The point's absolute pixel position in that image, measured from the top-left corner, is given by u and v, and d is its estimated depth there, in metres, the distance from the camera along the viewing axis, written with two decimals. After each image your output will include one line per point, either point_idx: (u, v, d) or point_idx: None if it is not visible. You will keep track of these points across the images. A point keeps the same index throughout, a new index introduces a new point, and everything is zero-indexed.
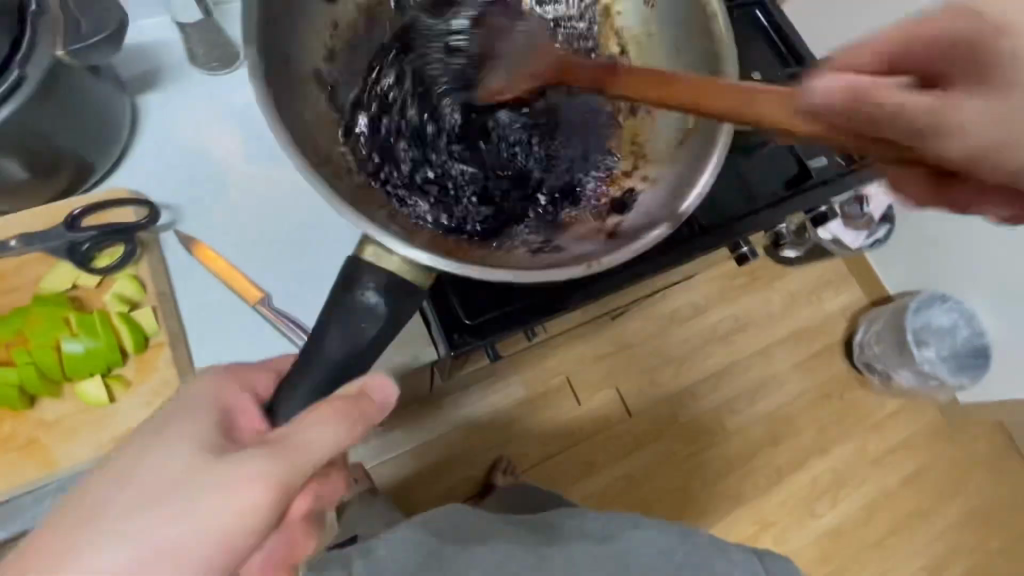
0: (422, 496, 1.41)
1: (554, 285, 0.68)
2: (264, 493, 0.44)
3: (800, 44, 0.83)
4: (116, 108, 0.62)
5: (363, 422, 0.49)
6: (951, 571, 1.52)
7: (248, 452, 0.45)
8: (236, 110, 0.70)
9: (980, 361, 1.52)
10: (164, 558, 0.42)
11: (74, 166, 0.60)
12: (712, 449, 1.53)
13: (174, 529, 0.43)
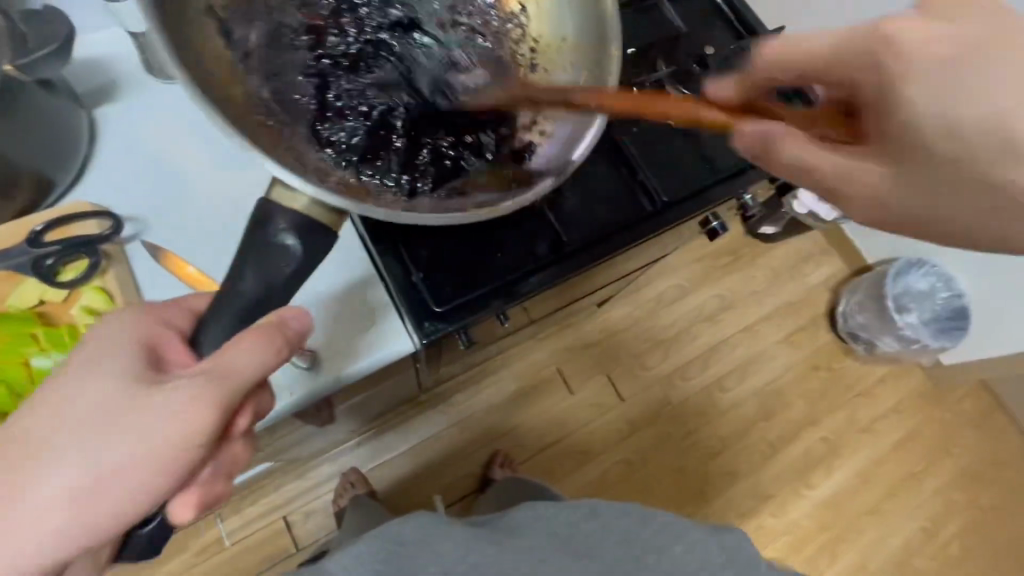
0: (419, 498, 1.40)
1: (521, 268, 0.68)
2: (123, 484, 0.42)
3: (751, 19, 0.84)
4: (71, 122, 0.62)
5: (288, 344, 0.48)
6: (948, 529, 1.54)
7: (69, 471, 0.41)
8: (195, 117, 0.70)
9: (960, 323, 1.56)
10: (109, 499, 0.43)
11: (32, 182, 0.60)
12: (706, 427, 1.55)
13: (105, 472, 0.42)
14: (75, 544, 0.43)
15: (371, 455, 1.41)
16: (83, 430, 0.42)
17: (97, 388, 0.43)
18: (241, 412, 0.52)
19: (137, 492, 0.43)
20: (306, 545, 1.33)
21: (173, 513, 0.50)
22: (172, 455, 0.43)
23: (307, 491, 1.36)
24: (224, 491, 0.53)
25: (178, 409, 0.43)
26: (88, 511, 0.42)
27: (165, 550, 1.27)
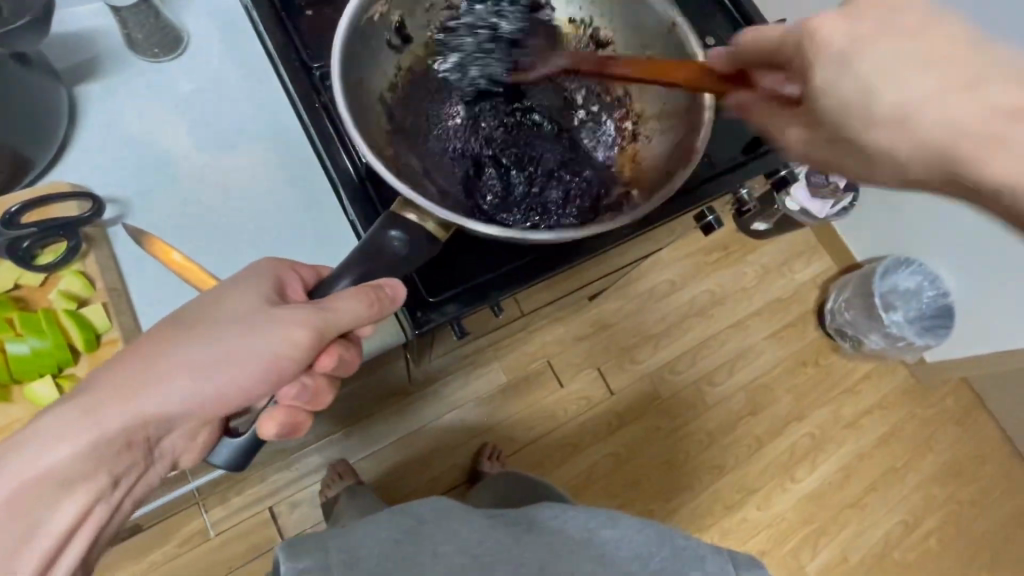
0: (406, 490, 1.40)
1: (516, 260, 0.67)
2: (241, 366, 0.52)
3: (750, 8, 0.83)
4: (51, 99, 0.59)
5: (380, 304, 0.54)
6: (927, 523, 1.57)
7: (211, 345, 0.52)
8: (182, 97, 0.68)
9: (944, 322, 1.58)
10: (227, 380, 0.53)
11: (8, 162, 0.57)
12: (694, 420, 1.56)
13: (232, 359, 0.52)
14: (178, 415, 0.51)
15: (358, 446, 1.40)
16: (228, 324, 0.53)
17: (238, 298, 0.54)
18: (325, 351, 0.57)
19: (237, 382, 0.53)
20: (292, 536, 1.32)
21: (260, 424, 0.55)
22: (273, 358, 0.53)
23: (293, 482, 1.35)
24: (303, 422, 0.58)
25: (291, 324, 0.53)
26: (200, 389, 0.51)
27: (147, 541, 1.25)
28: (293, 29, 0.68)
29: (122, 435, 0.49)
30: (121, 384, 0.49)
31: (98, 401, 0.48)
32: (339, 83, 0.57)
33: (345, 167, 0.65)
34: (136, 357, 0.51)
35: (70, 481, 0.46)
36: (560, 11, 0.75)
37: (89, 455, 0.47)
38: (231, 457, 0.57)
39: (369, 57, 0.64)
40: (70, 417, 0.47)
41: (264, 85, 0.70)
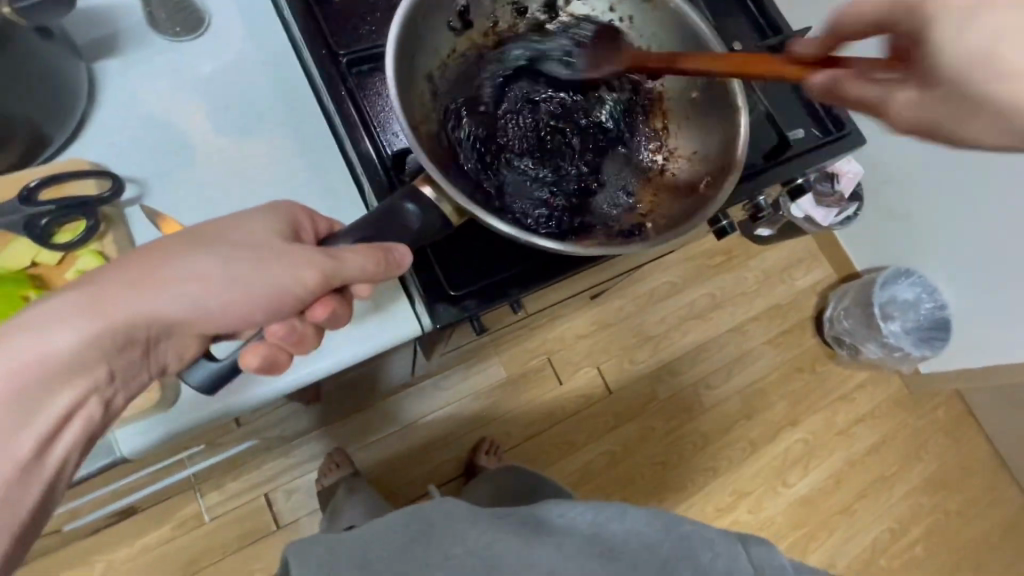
0: (402, 482, 1.40)
1: (539, 259, 0.66)
2: (251, 287, 0.51)
3: (775, 15, 0.83)
4: (72, 74, 0.58)
5: (390, 261, 0.54)
6: (914, 531, 1.59)
7: (225, 257, 0.51)
8: (202, 78, 0.67)
9: (941, 334, 1.59)
10: (237, 297, 0.51)
11: (27, 138, 0.56)
12: (690, 422, 1.57)
13: (242, 278, 0.51)
14: (179, 323, 0.50)
15: (356, 436, 1.40)
16: (243, 248, 0.52)
17: (255, 227, 0.53)
18: (319, 303, 0.55)
19: (240, 303, 0.52)
20: (287, 523, 1.31)
21: (242, 354, 0.53)
22: (280, 290, 0.52)
23: (289, 469, 1.34)
24: (283, 362, 0.55)
25: (303, 263, 0.52)
26: (204, 303, 0.50)
27: (142, 523, 1.24)
28: (322, 16, 0.68)
29: (123, 331, 0.47)
30: (128, 280, 0.47)
31: (105, 294, 0.46)
32: (393, 67, 0.57)
33: (367, 153, 0.65)
34: (145, 256, 0.49)
35: (68, 372, 0.44)
36: (622, 33, 0.71)
37: (89, 347, 0.45)
38: (205, 378, 0.54)
39: (424, 38, 0.63)
40: (73, 307, 0.44)
41: (283, 69, 0.69)
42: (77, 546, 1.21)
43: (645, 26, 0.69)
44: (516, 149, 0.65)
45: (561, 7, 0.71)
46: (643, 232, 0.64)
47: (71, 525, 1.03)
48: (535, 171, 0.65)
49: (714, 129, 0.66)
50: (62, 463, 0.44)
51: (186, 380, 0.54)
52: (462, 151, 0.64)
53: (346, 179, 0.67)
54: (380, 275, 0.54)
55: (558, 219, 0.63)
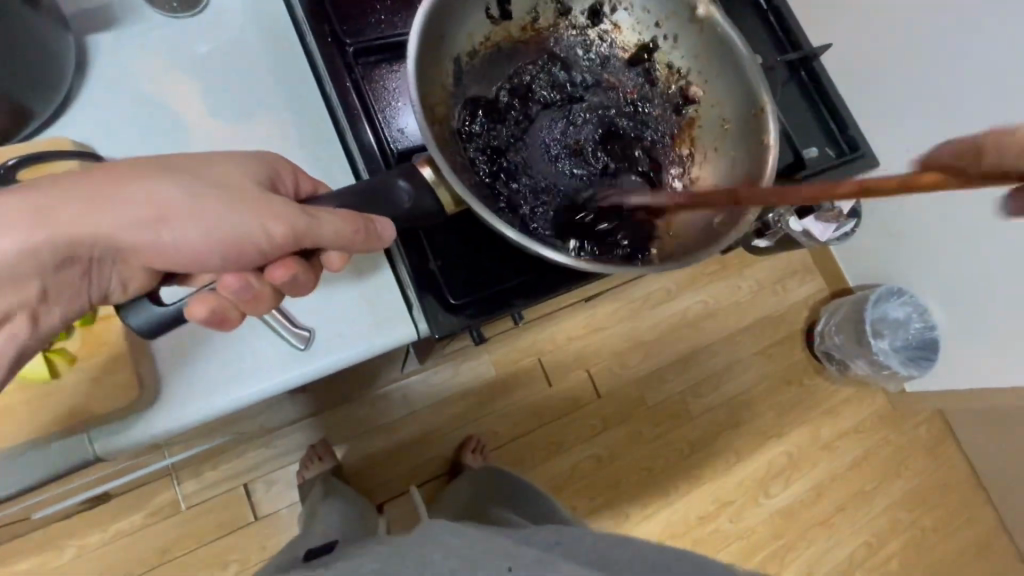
0: (385, 478, 1.38)
1: (543, 271, 0.64)
2: (214, 233, 0.48)
3: (796, 31, 0.81)
4: (60, 48, 0.55)
5: (369, 228, 0.49)
6: (889, 546, 1.61)
7: (196, 193, 0.47)
8: (200, 59, 0.64)
9: (928, 354, 1.60)
10: (197, 240, 0.48)
11: (8, 113, 0.52)
12: (676, 429, 1.56)
13: (205, 221, 0.47)
14: (125, 249, 0.46)
15: (339, 429, 1.37)
16: (216, 188, 0.48)
17: (227, 167, 0.50)
18: (279, 263, 0.50)
19: (195, 242, 0.48)
20: (265, 514, 1.28)
21: (188, 305, 0.47)
22: (240, 238, 0.49)
23: (269, 460, 1.31)
24: (232, 321, 0.50)
25: (271, 214, 0.48)
26: (154, 233, 0.47)
27: (115, 509, 1.21)
28: (333, 3, 0.65)
29: (64, 248, 0.44)
30: (80, 191, 0.44)
31: (51, 204, 0.43)
32: (413, 52, 0.54)
33: (369, 145, 0.62)
34: (108, 170, 0.45)
35: (3, 281, 0.42)
36: (664, 52, 0.68)
37: (23, 258, 0.42)
38: (149, 324, 0.47)
39: (455, 23, 0.61)
40: (14, 215, 0.41)
41: (284, 53, 0.66)
42: (46, 529, 1.18)
43: (688, 46, 0.67)
44: (535, 152, 0.63)
45: (606, 13, 0.69)
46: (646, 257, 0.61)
47: (41, 512, 1.00)
48: (551, 178, 0.62)
49: (740, 165, 0.64)
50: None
51: (127, 319, 0.47)
52: (479, 139, 0.61)
53: (343, 170, 0.65)
54: (354, 246, 0.49)
55: (563, 232, 0.61)
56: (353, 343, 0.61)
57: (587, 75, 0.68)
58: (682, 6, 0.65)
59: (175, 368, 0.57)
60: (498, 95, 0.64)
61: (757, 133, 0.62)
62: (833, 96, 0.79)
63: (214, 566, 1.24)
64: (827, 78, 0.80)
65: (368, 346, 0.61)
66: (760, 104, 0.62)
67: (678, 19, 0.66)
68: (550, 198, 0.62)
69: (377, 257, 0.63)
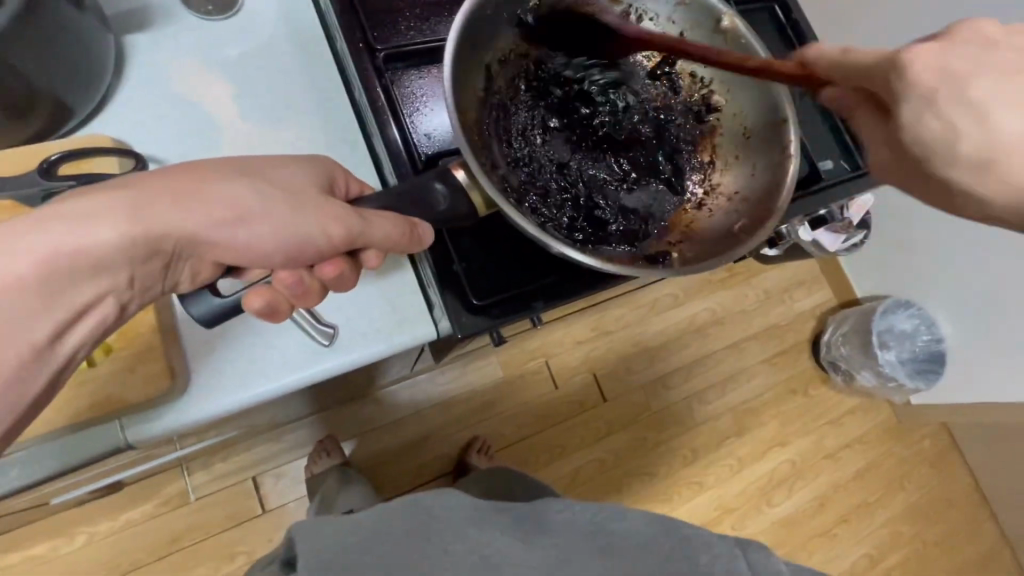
0: (390, 476, 1.39)
1: (566, 273, 0.66)
2: (278, 228, 0.49)
3: (815, 44, 0.82)
4: (102, 49, 0.57)
5: (416, 230, 0.52)
6: (891, 558, 1.61)
7: (266, 192, 0.49)
8: (232, 60, 0.66)
9: (935, 366, 1.60)
10: (267, 237, 0.49)
11: (52, 109, 0.54)
12: (680, 435, 1.57)
13: (275, 218, 0.49)
14: (204, 245, 0.47)
15: (347, 426, 1.38)
16: (285, 190, 0.50)
17: (291, 171, 0.52)
18: (330, 261, 0.52)
19: (265, 241, 0.49)
20: (272, 507, 1.30)
21: (246, 295, 0.49)
22: (304, 238, 0.50)
23: (278, 454, 1.33)
24: (282, 314, 0.52)
25: (332, 217, 0.50)
26: (230, 231, 0.48)
27: (126, 498, 1.23)
28: (363, 8, 0.66)
29: (154, 242, 0.44)
30: (168, 190, 0.45)
31: (145, 199, 0.44)
32: (450, 58, 0.56)
33: (397, 146, 0.63)
34: (193, 169, 0.47)
35: (92, 270, 0.42)
36: (689, 61, 0.70)
37: (120, 250, 0.43)
38: (211, 313, 0.50)
39: (489, 28, 0.62)
40: (102, 210, 0.42)
41: (315, 56, 0.68)
42: (57, 517, 1.19)
43: None
44: (561, 152, 0.64)
45: (633, 22, 0.70)
46: (667, 260, 0.63)
47: (58, 498, 1.02)
48: (578, 179, 0.64)
49: (760, 174, 0.66)
50: (70, 356, 0.44)
51: (190, 311, 0.50)
52: (506, 140, 0.63)
53: (371, 172, 0.67)
54: (401, 248, 0.52)
55: (586, 233, 0.62)
56: (374, 341, 0.62)
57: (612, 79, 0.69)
58: (707, 17, 0.67)
59: (207, 359, 0.59)
60: (526, 96, 0.65)
61: (777, 144, 0.64)
62: None
63: (222, 558, 1.25)
64: None
65: (388, 346, 0.63)
66: (782, 114, 0.65)
67: (702, 30, 0.68)
68: (575, 199, 0.63)
69: (401, 259, 0.65)
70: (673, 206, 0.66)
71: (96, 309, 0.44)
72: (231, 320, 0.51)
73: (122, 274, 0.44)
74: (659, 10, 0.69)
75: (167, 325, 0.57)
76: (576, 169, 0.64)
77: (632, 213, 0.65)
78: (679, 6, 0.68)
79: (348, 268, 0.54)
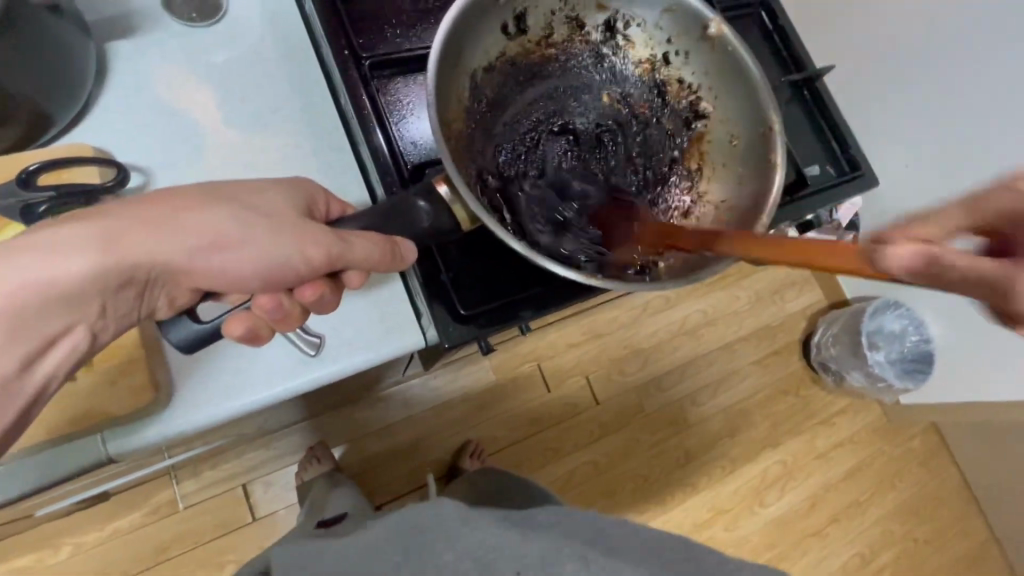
0: (382, 481, 1.38)
1: (557, 283, 0.66)
2: (255, 252, 0.49)
3: (801, 50, 0.83)
4: (81, 58, 0.56)
5: (394, 252, 0.51)
6: (882, 556, 1.62)
7: (243, 218, 0.48)
8: (217, 68, 0.65)
9: (923, 367, 1.61)
10: (245, 263, 0.49)
11: (30, 119, 0.53)
12: (673, 437, 1.57)
13: (253, 241, 0.48)
14: (179, 271, 0.47)
15: (338, 432, 1.37)
16: (263, 216, 0.49)
17: (272, 196, 0.51)
18: (310, 284, 0.52)
19: (243, 266, 0.49)
20: (263, 514, 1.29)
21: (226, 322, 0.49)
22: (283, 263, 0.50)
23: (268, 461, 1.32)
24: (265, 337, 0.52)
25: (312, 240, 0.49)
26: (208, 257, 0.47)
27: (113, 508, 1.21)
28: (349, 15, 0.66)
29: (128, 272, 0.44)
30: (142, 218, 0.45)
31: (117, 229, 0.43)
32: (434, 68, 0.55)
33: (383, 155, 0.63)
34: (171, 195, 0.46)
35: (66, 301, 0.42)
36: (676, 68, 0.70)
37: (91, 281, 0.42)
38: (189, 341, 0.49)
39: (472, 38, 0.61)
40: (74, 238, 0.41)
41: (301, 65, 0.67)
42: (43, 528, 1.18)
43: (700, 64, 0.68)
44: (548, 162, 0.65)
45: (620, 28, 0.70)
46: (655, 271, 0.62)
47: (42, 511, 1.00)
48: (564, 189, 0.64)
49: (747, 182, 0.65)
50: (40, 390, 0.43)
51: (169, 339, 0.50)
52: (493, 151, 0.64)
53: (358, 183, 0.66)
54: (382, 269, 0.51)
55: (573, 244, 0.62)
56: (362, 353, 0.62)
57: (598, 89, 0.71)
58: (694, 23, 0.66)
59: (191, 373, 0.58)
60: (515, 109, 0.67)
61: (764, 155, 0.64)
62: (835, 114, 0.81)
63: (211, 567, 1.24)
64: (829, 96, 0.81)
65: (375, 357, 0.62)
66: (768, 123, 0.64)
67: (689, 36, 0.68)
68: (562, 210, 0.63)
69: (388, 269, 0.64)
70: (661, 216, 0.66)
71: (71, 334, 0.44)
72: (211, 346, 0.51)
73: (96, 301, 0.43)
74: (647, 15, 0.68)
75: (149, 339, 0.56)
76: (563, 178, 0.64)
77: (618, 223, 0.65)
78: (666, 12, 0.67)
79: (329, 289, 0.53)
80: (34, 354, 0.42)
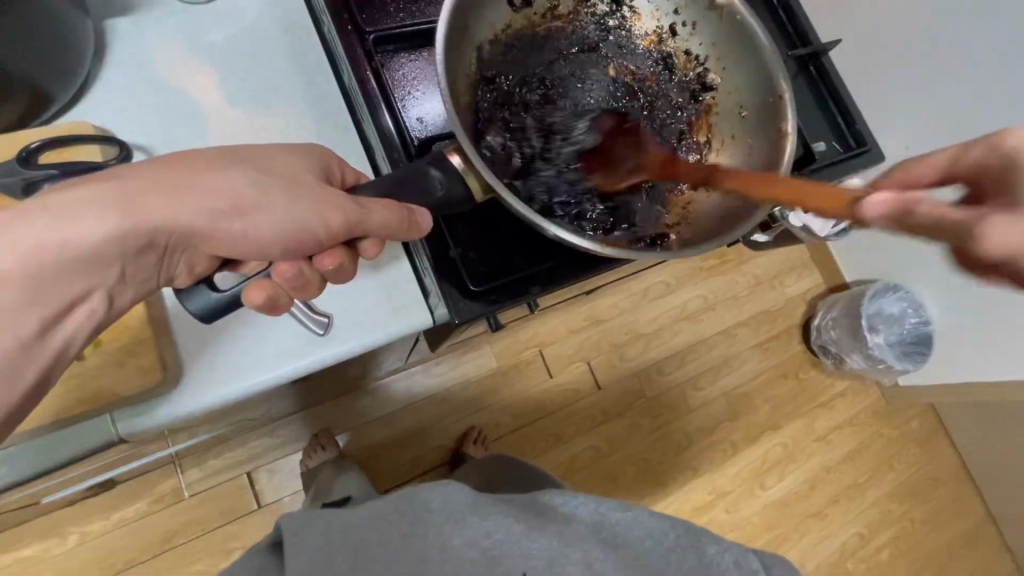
0: (386, 468, 1.38)
1: (567, 257, 0.66)
2: (273, 218, 0.48)
3: (806, 26, 0.82)
4: (80, 31, 0.55)
5: (411, 223, 0.50)
6: (880, 536, 1.64)
7: (263, 182, 0.48)
8: (218, 45, 0.64)
9: (922, 349, 1.62)
10: (263, 229, 0.48)
11: (30, 96, 0.52)
12: (674, 421, 1.58)
13: (272, 208, 0.48)
14: (198, 238, 0.46)
15: (341, 420, 1.37)
16: (280, 182, 0.49)
17: (286, 160, 0.51)
18: (328, 253, 0.51)
19: (263, 232, 0.48)
20: (268, 502, 1.29)
21: (246, 289, 0.48)
22: (301, 229, 0.49)
23: (271, 449, 1.32)
24: (283, 308, 0.51)
25: (330, 205, 0.49)
26: (227, 223, 0.47)
27: (118, 497, 1.21)
28: None
29: (147, 234, 0.43)
30: (160, 180, 0.44)
31: (135, 191, 0.43)
32: (443, 38, 0.54)
33: (389, 133, 0.63)
34: (187, 162, 0.46)
35: (86, 264, 0.41)
36: (682, 39, 0.70)
37: (110, 243, 0.42)
38: (207, 309, 0.48)
39: (477, 11, 0.61)
40: (91, 200, 0.41)
41: (303, 42, 0.66)
42: (48, 517, 1.18)
43: (706, 34, 0.68)
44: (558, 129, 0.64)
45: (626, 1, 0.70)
46: (664, 242, 0.63)
47: (48, 498, 1.00)
48: None
49: (756, 151, 0.65)
50: (63, 350, 0.43)
51: (188, 307, 0.48)
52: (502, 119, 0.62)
53: (363, 162, 0.65)
54: (400, 237, 0.51)
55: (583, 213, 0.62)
56: (370, 334, 0.61)
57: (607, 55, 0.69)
58: None
59: (201, 353, 0.58)
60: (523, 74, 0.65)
61: (774, 123, 0.63)
62: (841, 91, 0.81)
63: (217, 554, 1.24)
64: (835, 72, 0.81)
65: (384, 337, 0.62)
66: (777, 92, 0.64)
67: (696, 7, 0.68)
68: None
69: (397, 248, 0.64)
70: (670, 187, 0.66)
71: (89, 300, 0.43)
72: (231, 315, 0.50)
73: (115, 265, 0.43)
74: None
75: (157, 318, 0.56)
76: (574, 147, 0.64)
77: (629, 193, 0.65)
78: None
79: (347, 257, 0.52)
80: (52, 320, 0.41)
